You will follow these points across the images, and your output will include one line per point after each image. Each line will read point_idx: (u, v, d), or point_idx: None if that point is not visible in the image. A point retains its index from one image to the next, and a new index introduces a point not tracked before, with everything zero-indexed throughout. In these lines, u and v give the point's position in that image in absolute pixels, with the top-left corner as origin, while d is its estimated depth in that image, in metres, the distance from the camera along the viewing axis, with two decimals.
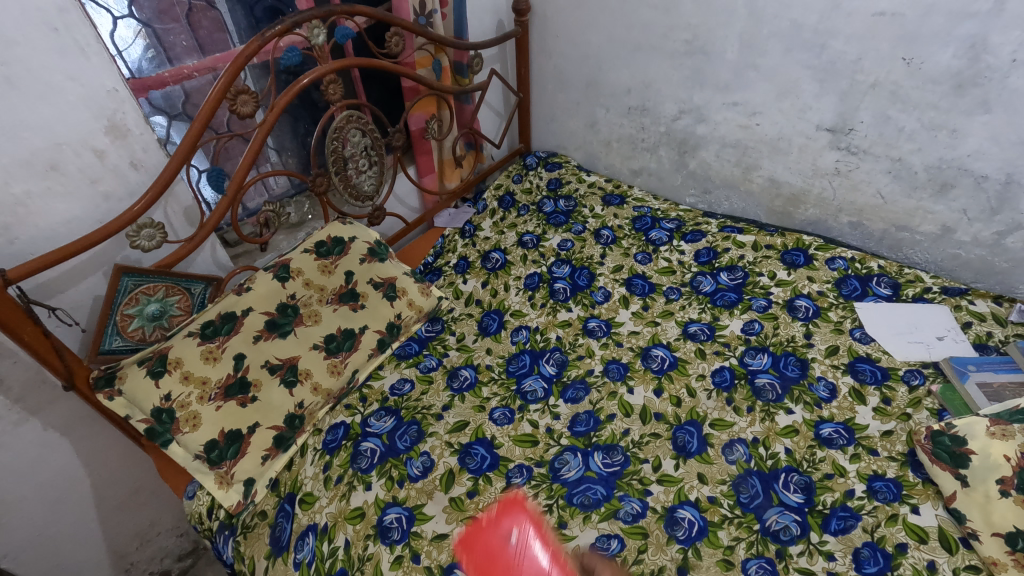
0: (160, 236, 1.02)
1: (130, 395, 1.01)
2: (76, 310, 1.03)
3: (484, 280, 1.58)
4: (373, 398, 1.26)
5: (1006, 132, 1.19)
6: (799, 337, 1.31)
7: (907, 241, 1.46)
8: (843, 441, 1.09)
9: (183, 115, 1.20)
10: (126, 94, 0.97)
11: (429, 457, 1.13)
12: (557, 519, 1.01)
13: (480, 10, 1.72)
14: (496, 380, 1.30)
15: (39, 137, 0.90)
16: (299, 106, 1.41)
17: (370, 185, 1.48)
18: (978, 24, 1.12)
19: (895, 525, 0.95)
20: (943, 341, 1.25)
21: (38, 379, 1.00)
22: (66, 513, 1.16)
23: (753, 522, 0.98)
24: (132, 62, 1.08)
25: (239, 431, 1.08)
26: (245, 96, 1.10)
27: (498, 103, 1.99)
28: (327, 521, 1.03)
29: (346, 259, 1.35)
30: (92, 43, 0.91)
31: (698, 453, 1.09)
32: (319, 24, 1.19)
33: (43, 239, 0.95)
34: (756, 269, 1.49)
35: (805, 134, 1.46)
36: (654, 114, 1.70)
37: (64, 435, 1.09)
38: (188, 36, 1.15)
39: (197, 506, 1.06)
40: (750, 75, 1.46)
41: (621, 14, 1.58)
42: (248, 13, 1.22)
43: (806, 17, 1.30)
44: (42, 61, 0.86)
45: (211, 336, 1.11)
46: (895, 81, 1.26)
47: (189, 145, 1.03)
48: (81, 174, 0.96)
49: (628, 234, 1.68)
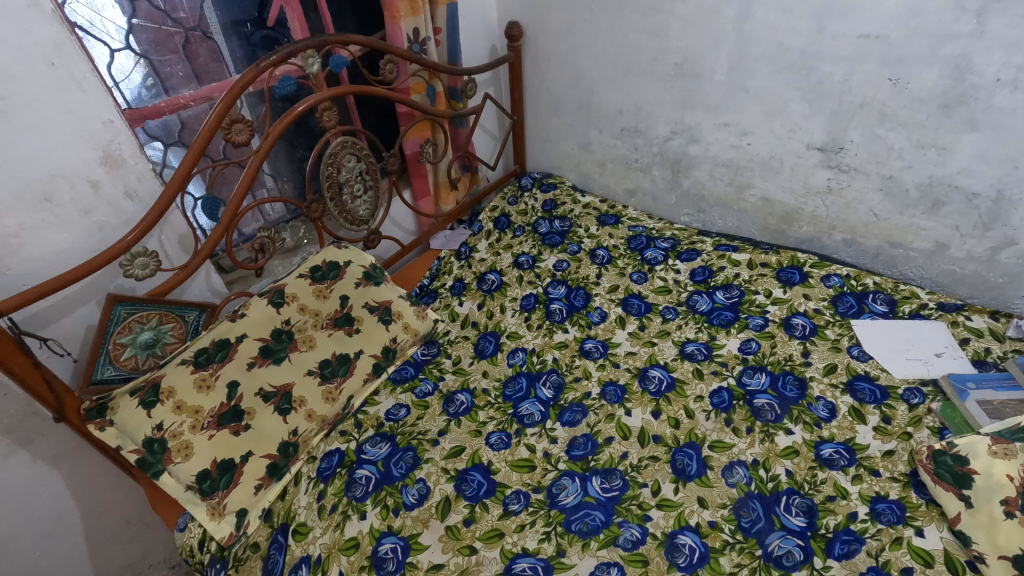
0: (154, 264, 1.01)
1: (121, 426, 1.00)
2: (69, 340, 1.02)
3: (480, 302, 1.58)
4: (369, 424, 1.24)
5: (994, 149, 1.21)
6: (797, 355, 1.30)
7: (902, 257, 1.46)
8: (844, 462, 1.07)
9: (179, 143, 1.21)
10: (121, 125, 0.98)
11: (426, 484, 1.11)
12: (556, 547, 0.99)
13: (473, 36, 1.75)
14: (493, 404, 1.28)
15: (34, 168, 0.90)
16: (294, 133, 1.43)
17: (365, 209, 1.49)
18: (961, 45, 1.14)
19: (900, 548, 0.93)
20: (941, 357, 1.25)
21: (29, 410, 0.99)
22: (54, 548, 1.14)
23: (756, 547, 0.96)
24: (130, 92, 1.10)
25: (232, 460, 1.07)
26: (240, 125, 1.11)
27: (492, 126, 2.01)
28: (321, 552, 1.02)
29: (341, 284, 1.35)
30: (88, 76, 0.92)
31: (698, 476, 1.08)
32: (314, 53, 1.21)
33: (36, 270, 0.95)
34: (752, 287, 1.48)
35: (797, 153, 1.47)
36: (646, 135, 1.72)
37: (54, 466, 1.07)
38: (185, 66, 1.16)
39: (188, 539, 1.04)
40: (740, 96, 1.47)
41: (612, 38, 1.61)
42: (245, 43, 1.25)
43: (793, 40, 1.32)
44: (38, 95, 0.87)
45: (205, 364, 1.10)
46: (883, 101, 1.28)
47: (183, 175, 1.03)
48: (76, 205, 0.97)
49: (623, 254, 1.68)
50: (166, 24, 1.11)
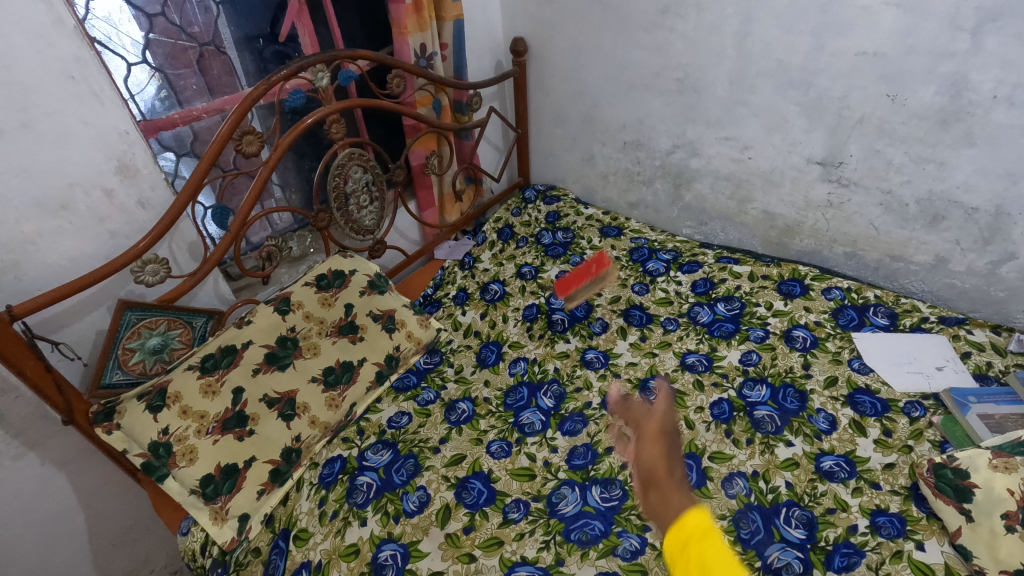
0: (163, 271, 1.04)
1: (128, 429, 1.01)
2: (79, 344, 1.04)
3: (483, 311, 1.59)
4: (371, 431, 1.26)
5: (993, 165, 1.22)
6: (798, 367, 1.30)
7: (903, 271, 1.47)
8: (845, 474, 1.07)
9: (191, 153, 1.24)
10: (136, 136, 1.02)
11: (426, 491, 1.12)
12: (554, 556, 0.99)
13: (479, 51, 1.79)
14: (494, 412, 1.29)
15: (52, 177, 0.93)
16: (303, 144, 1.46)
17: (371, 219, 1.52)
18: (958, 62, 1.16)
19: (900, 562, 0.93)
20: (943, 371, 1.25)
21: (39, 413, 1.01)
22: (58, 550, 1.15)
23: (755, 559, 0.96)
24: (145, 104, 1.13)
25: (235, 465, 1.09)
26: (251, 136, 1.14)
27: (497, 139, 2.04)
28: (322, 558, 1.02)
29: (346, 292, 1.37)
30: (106, 89, 0.95)
31: (697, 487, 1.08)
32: (324, 68, 1.24)
33: (50, 276, 0.98)
34: (753, 300, 1.49)
35: (797, 167, 1.49)
36: (649, 148, 1.75)
37: (61, 469, 1.09)
38: (198, 80, 1.20)
39: (190, 543, 1.04)
40: (740, 111, 1.50)
41: (615, 54, 1.64)
42: (257, 58, 1.28)
43: (792, 57, 1.35)
44: (57, 106, 0.91)
45: (211, 369, 1.12)
46: (881, 117, 1.30)
47: (195, 184, 1.06)
48: (91, 213, 1.00)
49: (625, 266, 1.69)
50: (181, 39, 1.15)
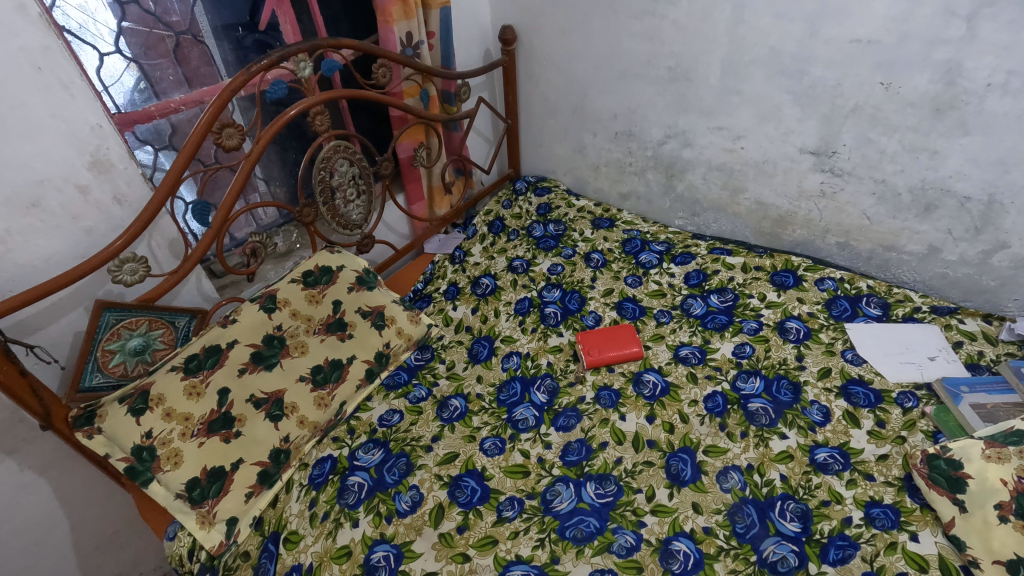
0: (143, 270, 1.00)
1: (110, 434, 0.99)
2: (55, 346, 1.01)
3: (474, 306, 1.57)
4: (361, 430, 1.23)
5: (985, 153, 1.21)
6: (791, 359, 1.30)
7: (895, 261, 1.46)
8: (839, 466, 1.07)
9: (170, 147, 1.20)
10: (110, 129, 0.97)
11: (418, 491, 1.10)
12: (550, 554, 0.98)
13: (466, 41, 1.75)
14: (487, 409, 1.28)
15: (20, 173, 0.89)
16: (287, 136, 1.42)
17: (359, 213, 1.47)
18: (953, 49, 1.14)
19: (894, 553, 0.93)
20: (935, 361, 1.25)
21: (15, 419, 0.98)
22: (42, 557, 1.12)
23: (751, 553, 0.95)
24: (121, 95, 1.09)
25: (223, 467, 1.07)
26: (231, 129, 1.10)
27: (486, 130, 2.02)
28: (313, 561, 1.00)
29: (333, 289, 1.34)
30: (76, 80, 0.91)
31: (692, 481, 1.07)
32: (306, 58, 1.19)
33: (23, 276, 0.94)
34: (746, 291, 1.48)
35: (790, 156, 1.47)
36: (641, 139, 1.72)
37: (42, 475, 1.06)
38: (176, 71, 1.16)
39: (177, 548, 1.02)
40: (733, 100, 1.48)
41: (606, 42, 1.61)
42: (236, 47, 1.24)
43: (786, 44, 1.33)
44: (25, 99, 0.86)
45: (195, 370, 1.10)
46: (874, 105, 1.28)
47: (173, 179, 1.02)
48: (64, 210, 0.96)
49: (618, 258, 1.68)
50: (158, 28, 1.11)
